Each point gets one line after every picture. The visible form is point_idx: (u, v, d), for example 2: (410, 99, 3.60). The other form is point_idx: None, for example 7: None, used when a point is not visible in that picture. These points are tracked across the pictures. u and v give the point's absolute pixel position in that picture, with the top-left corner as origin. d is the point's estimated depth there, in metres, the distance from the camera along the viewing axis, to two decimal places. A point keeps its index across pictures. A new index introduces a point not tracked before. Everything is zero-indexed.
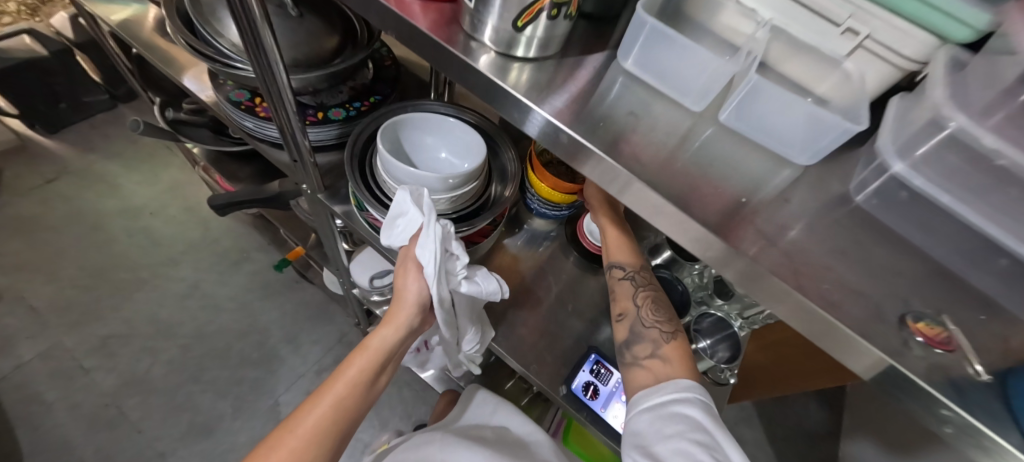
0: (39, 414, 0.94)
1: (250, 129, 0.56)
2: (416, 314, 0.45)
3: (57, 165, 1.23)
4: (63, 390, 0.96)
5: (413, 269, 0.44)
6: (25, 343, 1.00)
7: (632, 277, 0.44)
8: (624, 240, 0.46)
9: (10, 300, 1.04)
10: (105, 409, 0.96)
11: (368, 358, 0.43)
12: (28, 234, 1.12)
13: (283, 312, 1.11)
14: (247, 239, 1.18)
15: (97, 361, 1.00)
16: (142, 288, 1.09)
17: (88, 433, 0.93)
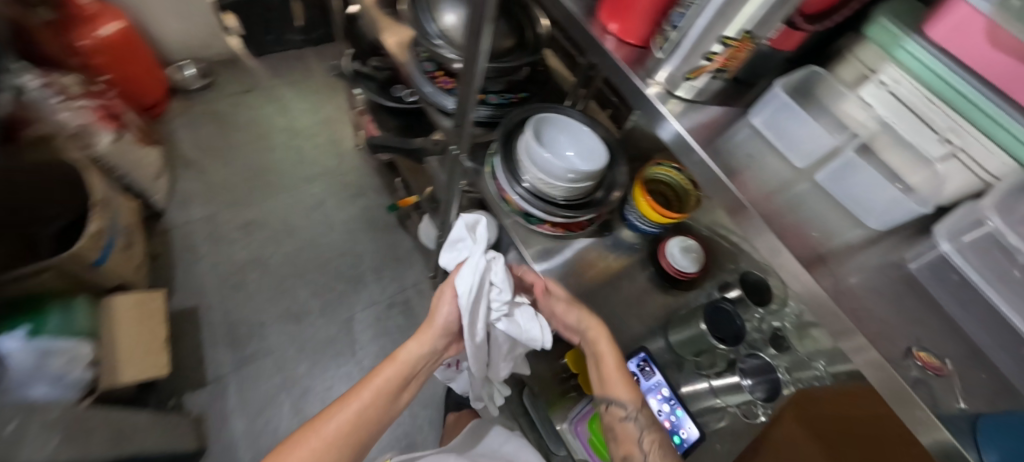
0: (191, 262, 1.21)
1: (427, 93, 0.71)
2: (442, 331, 0.65)
3: (251, 80, 1.53)
4: (211, 250, 1.23)
5: (450, 293, 0.61)
6: (197, 206, 1.28)
7: (634, 418, 0.53)
8: (629, 380, 0.54)
9: (195, 171, 1.32)
10: (233, 275, 1.21)
11: (395, 367, 0.63)
12: (219, 124, 1.42)
13: (378, 247, 1.31)
14: (369, 180, 1.40)
15: (238, 236, 1.26)
16: (283, 192, 1.34)
17: (218, 289, 1.18)
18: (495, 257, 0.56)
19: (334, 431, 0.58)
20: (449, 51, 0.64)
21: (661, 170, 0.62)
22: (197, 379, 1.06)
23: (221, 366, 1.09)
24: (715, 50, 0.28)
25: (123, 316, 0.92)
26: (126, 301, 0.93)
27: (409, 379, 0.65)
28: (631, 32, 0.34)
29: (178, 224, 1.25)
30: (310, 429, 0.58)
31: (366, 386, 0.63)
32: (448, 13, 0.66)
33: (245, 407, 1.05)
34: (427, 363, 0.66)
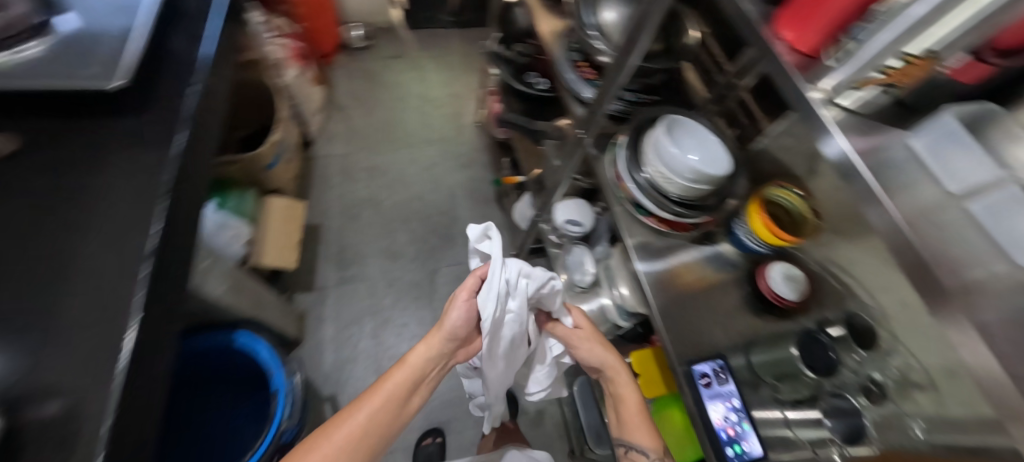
0: (324, 189, 1.34)
1: (568, 80, 0.79)
2: (449, 335, 0.66)
3: (400, 48, 1.62)
4: (341, 184, 1.36)
5: (464, 296, 0.65)
6: (338, 143, 1.41)
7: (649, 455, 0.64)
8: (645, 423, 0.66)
9: (343, 115, 1.46)
10: (350, 209, 1.32)
11: (404, 372, 0.66)
12: (372, 80, 1.54)
13: (473, 215, 1.37)
14: (480, 153, 1.46)
15: (363, 175, 1.38)
16: (411, 146, 1.45)
17: (339, 216, 1.31)
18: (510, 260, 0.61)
19: (345, 438, 0.61)
20: (601, 45, 0.70)
21: (782, 194, 0.62)
22: (308, 287, 1.21)
23: (328, 281, 1.22)
24: (891, 64, 0.31)
25: (275, 216, 1.09)
26: (278, 204, 1.09)
27: (419, 383, 0.67)
28: (804, 40, 0.36)
29: (320, 155, 1.39)
30: (323, 436, 0.61)
31: (373, 396, 0.64)
32: (606, 9, 0.73)
33: (337, 319, 1.18)
34: (436, 364, 0.68)
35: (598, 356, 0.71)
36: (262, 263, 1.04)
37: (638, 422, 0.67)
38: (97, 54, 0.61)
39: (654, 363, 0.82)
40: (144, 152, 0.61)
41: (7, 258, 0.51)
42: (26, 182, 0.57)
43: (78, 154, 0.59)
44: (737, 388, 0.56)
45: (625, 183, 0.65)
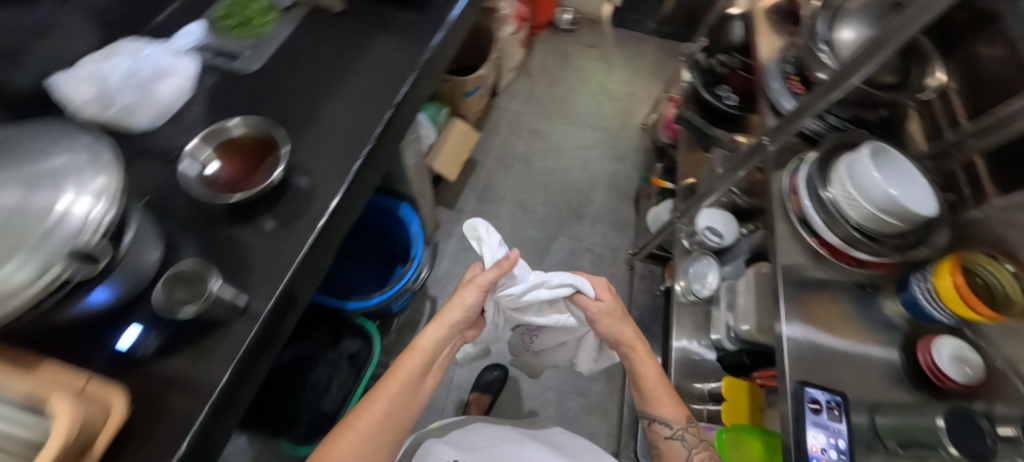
0: (491, 134, 1.43)
1: (772, 88, 0.81)
2: (461, 317, 0.66)
3: (599, 38, 1.69)
4: (507, 134, 1.43)
5: (475, 286, 0.65)
6: (517, 101, 1.49)
7: (678, 434, 0.64)
8: (672, 402, 0.67)
9: (530, 78, 1.54)
10: (504, 158, 1.39)
11: (416, 354, 0.63)
12: (565, 56, 1.61)
13: (606, 203, 1.38)
14: (635, 152, 1.47)
15: (527, 132, 1.44)
16: (578, 124, 1.49)
17: (494, 160, 1.38)
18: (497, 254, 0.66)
19: (367, 425, 0.57)
20: (827, 60, 0.70)
21: (985, 266, 0.55)
22: (448, 206, 1.30)
23: (468, 207, 1.31)
24: None
25: (455, 132, 1.13)
26: (460, 127, 1.14)
27: (431, 364, 0.65)
28: None
29: (498, 107, 1.47)
30: (343, 429, 0.57)
31: (389, 381, 0.61)
32: (846, 28, 0.71)
33: (462, 243, 1.26)
34: (445, 348, 0.67)
35: (614, 330, 0.70)
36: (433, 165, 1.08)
37: (661, 395, 0.67)
38: None
39: (746, 394, 0.78)
40: (411, 39, 0.79)
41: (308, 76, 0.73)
42: (322, 26, 0.79)
43: (368, 25, 0.79)
44: (848, 431, 0.52)
45: (803, 196, 0.66)
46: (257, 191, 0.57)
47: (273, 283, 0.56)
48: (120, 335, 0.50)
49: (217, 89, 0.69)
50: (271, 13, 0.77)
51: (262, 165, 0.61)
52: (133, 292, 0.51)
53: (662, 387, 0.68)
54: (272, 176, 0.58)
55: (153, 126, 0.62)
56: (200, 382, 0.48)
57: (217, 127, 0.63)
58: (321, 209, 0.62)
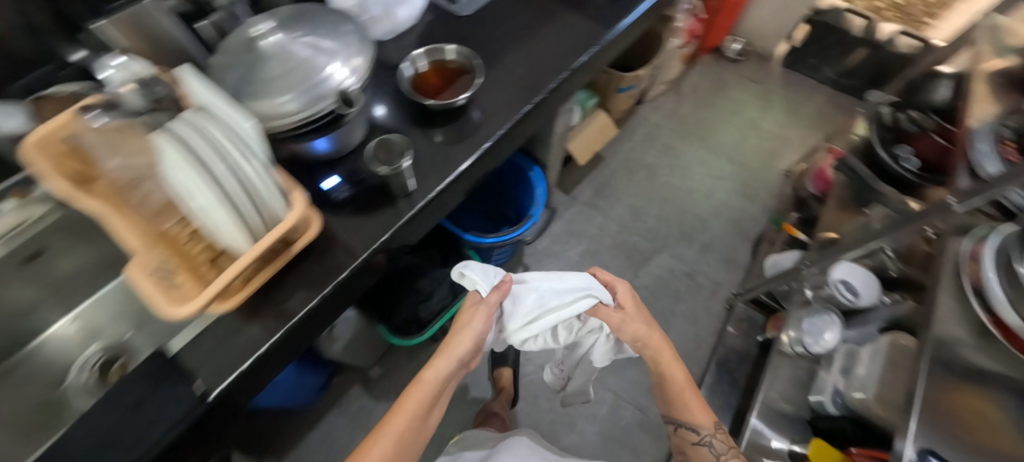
0: (624, 138, 1.46)
1: (977, 150, 0.71)
2: (468, 351, 0.65)
3: (764, 76, 1.61)
4: (639, 142, 1.45)
5: (482, 313, 0.66)
6: (659, 114, 1.50)
7: (705, 439, 0.68)
8: (700, 408, 0.70)
9: (679, 96, 1.54)
10: (628, 163, 1.41)
11: (423, 389, 0.62)
12: (721, 85, 1.58)
13: (721, 238, 1.31)
14: (769, 198, 1.37)
15: (659, 145, 1.45)
16: (714, 152, 1.44)
17: (619, 162, 1.41)
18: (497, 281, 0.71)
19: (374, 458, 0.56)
20: None
21: None
22: (564, 191, 1.36)
23: (581, 196, 1.35)
24: None
25: (596, 123, 1.18)
26: (601, 119, 1.19)
27: (438, 394, 0.64)
28: None
29: (639, 115, 1.50)
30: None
31: (395, 418, 0.59)
32: None
33: (566, 227, 1.30)
34: (451, 380, 0.66)
35: (641, 335, 0.70)
36: (568, 145, 1.14)
37: (689, 400, 0.70)
38: None
39: None
40: (597, 22, 0.86)
41: (502, 29, 0.83)
42: None
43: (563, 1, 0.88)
44: None
45: (986, 267, 0.58)
46: (444, 104, 0.69)
47: (430, 187, 0.66)
48: (323, 178, 0.65)
49: (431, 25, 0.81)
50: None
51: (446, 93, 0.71)
52: (339, 153, 0.65)
53: (688, 394, 0.70)
54: (456, 100, 0.69)
55: (382, 38, 0.78)
56: (358, 243, 0.61)
57: (436, 46, 0.69)
58: (484, 138, 0.71)
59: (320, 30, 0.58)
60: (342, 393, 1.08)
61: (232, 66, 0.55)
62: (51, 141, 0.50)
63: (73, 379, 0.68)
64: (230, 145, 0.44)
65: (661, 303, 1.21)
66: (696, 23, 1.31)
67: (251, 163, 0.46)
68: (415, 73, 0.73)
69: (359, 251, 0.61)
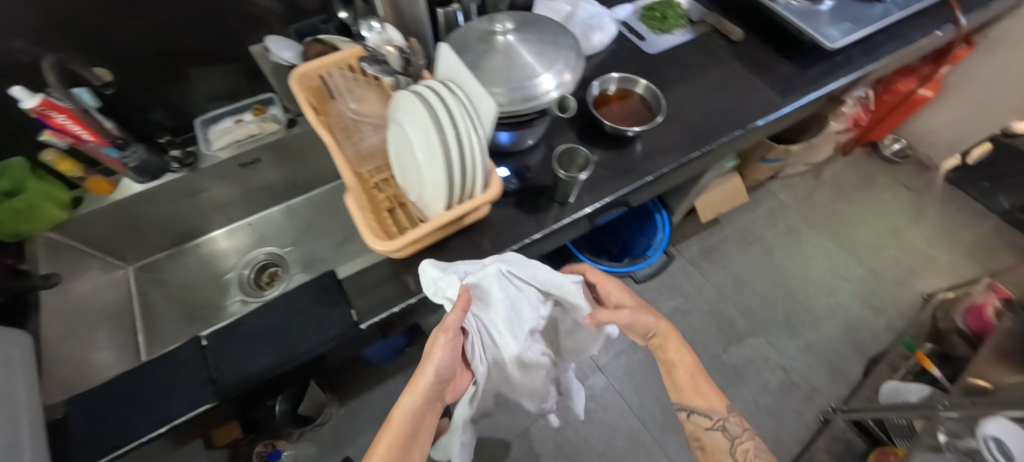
0: (746, 207, 1.40)
1: None
2: (436, 377, 0.45)
3: (919, 187, 1.47)
4: (760, 216, 1.39)
5: (447, 334, 0.44)
6: (789, 194, 1.43)
7: (720, 428, 0.55)
8: (707, 388, 0.57)
9: (814, 182, 1.46)
10: (744, 234, 1.36)
11: (393, 431, 0.43)
12: (865, 183, 1.47)
13: (831, 341, 1.20)
14: (897, 317, 1.23)
15: (781, 225, 1.38)
16: (842, 250, 1.34)
17: (734, 230, 1.36)
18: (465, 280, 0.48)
19: None
20: None
21: None
22: (670, 241, 1.34)
23: (687, 252, 1.32)
24: None
25: (731, 185, 1.15)
26: (736, 183, 1.15)
27: (417, 430, 0.46)
28: None
29: (767, 188, 1.44)
30: None
31: None
32: None
33: (664, 276, 1.28)
34: (427, 416, 0.47)
35: (646, 327, 0.56)
36: (696, 200, 1.12)
37: (699, 383, 0.57)
38: (828, 23, 0.83)
39: None
40: (781, 88, 0.85)
41: (682, 75, 0.85)
42: (709, 43, 0.90)
43: (750, 62, 0.87)
44: None
45: None
46: (617, 130, 0.70)
47: (586, 203, 0.68)
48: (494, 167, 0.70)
49: (618, 55, 0.85)
50: (685, 18, 0.91)
51: (620, 122, 0.73)
52: (514, 147, 0.70)
53: (701, 378, 0.57)
54: (627, 130, 0.70)
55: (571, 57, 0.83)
56: (512, 235, 0.64)
57: (630, 77, 0.72)
58: (647, 172, 0.72)
59: (547, 37, 0.61)
60: (412, 362, 1.13)
61: (464, 52, 0.61)
62: (312, 76, 0.63)
63: (234, 272, 0.80)
64: (464, 115, 0.49)
65: (746, 388, 1.13)
66: (863, 113, 1.24)
67: (474, 138, 0.49)
68: (600, 93, 0.78)
69: (501, 247, 0.64)
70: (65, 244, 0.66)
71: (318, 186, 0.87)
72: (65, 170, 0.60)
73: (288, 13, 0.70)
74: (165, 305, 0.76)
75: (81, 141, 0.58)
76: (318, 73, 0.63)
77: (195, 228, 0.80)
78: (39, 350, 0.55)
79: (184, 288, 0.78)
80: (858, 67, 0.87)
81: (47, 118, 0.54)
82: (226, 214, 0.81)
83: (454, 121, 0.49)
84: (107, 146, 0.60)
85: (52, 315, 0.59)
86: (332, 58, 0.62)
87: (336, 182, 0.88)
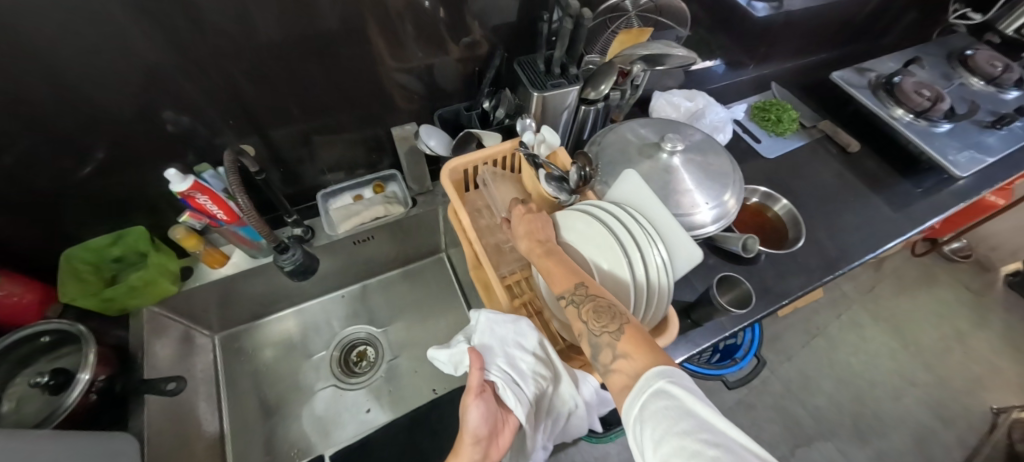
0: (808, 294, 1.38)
1: None
2: (471, 436, 0.40)
3: (980, 289, 1.45)
4: (824, 305, 1.36)
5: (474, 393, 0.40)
6: (851, 285, 1.41)
7: (568, 297, 0.41)
8: (563, 265, 0.44)
9: (875, 275, 1.44)
10: (807, 324, 1.32)
11: None
12: (925, 280, 1.45)
13: (901, 453, 1.14)
14: (968, 431, 1.18)
15: (846, 318, 1.34)
16: (907, 351, 1.30)
17: (797, 318, 1.33)
18: (467, 346, 0.47)
19: None
20: None
21: None
22: None
23: None
24: None
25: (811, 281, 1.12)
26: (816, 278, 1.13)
27: None
28: None
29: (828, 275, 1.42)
30: None
31: None
32: None
33: None
34: None
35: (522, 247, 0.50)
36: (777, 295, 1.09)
37: (557, 268, 0.44)
38: (952, 148, 0.81)
39: None
40: (901, 206, 0.82)
41: (798, 183, 0.83)
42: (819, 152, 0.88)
43: (864, 176, 0.86)
44: None
45: None
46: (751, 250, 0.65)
47: (726, 328, 0.61)
48: None
49: None
50: (796, 121, 0.90)
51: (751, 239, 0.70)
52: None
53: (562, 260, 0.45)
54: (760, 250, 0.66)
55: None
56: None
57: (772, 196, 0.77)
58: (785, 295, 0.66)
59: (708, 156, 0.60)
60: None
61: (620, 166, 0.58)
62: (459, 169, 0.60)
63: (325, 351, 0.76)
64: (650, 241, 0.46)
65: None
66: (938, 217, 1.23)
67: (663, 268, 0.46)
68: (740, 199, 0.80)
69: None
70: (163, 316, 0.61)
71: (414, 260, 0.84)
72: (189, 246, 0.57)
73: (422, 92, 0.67)
74: (250, 383, 0.71)
75: (216, 221, 0.56)
76: (465, 166, 0.61)
77: (286, 295, 0.75)
78: (144, 454, 0.49)
79: (269, 365, 0.73)
80: (975, 191, 0.84)
81: (191, 199, 0.50)
82: (320, 283, 0.76)
83: (642, 249, 0.46)
84: (241, 225, 0.57)
85: (156, 407, 0.53)
86: (482, 154, 0.60)
87: (433, 257, 0.85)
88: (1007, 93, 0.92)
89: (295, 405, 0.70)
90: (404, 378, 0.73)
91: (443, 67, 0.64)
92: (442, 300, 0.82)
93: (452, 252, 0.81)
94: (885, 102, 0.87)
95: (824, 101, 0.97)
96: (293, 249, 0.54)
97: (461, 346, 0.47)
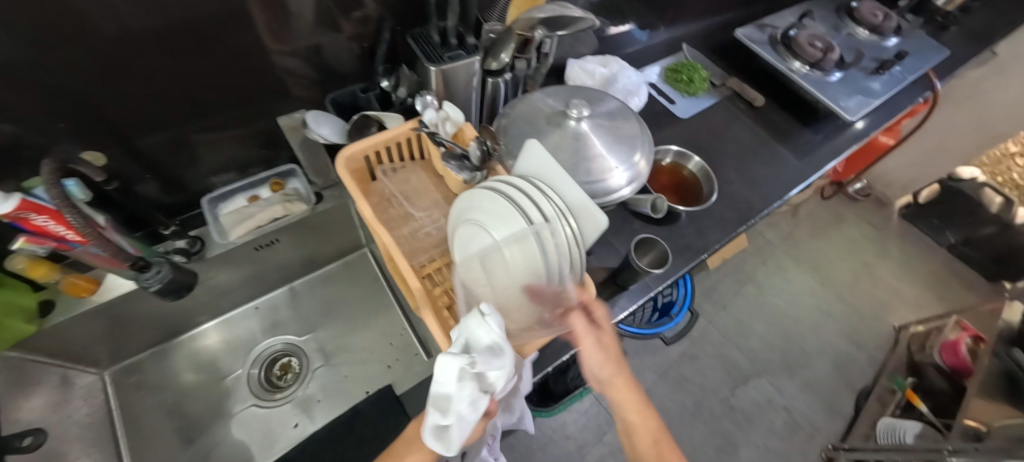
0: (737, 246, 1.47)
1: None
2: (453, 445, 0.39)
3: (881, 221, 1.61)
4: (751, 254, 1.46)
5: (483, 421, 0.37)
6: (774, 233, 1.52)
7: None
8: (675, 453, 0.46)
9: (794, 220, 1.56)
10: (738, 274, 1.41)
11: None
12: (835, 219, 1.60)
13: (824, 378, 1.27)
14: (878, 350, 1.34)
15: (771, 264, 1.45)
16: (824, 287, 1.43)
17: (729, 270, 1.41)
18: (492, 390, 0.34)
19: None
20: None
21: None
22: None
23: None
24: None
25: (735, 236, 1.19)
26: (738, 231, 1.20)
27: None
28: None
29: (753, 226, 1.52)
30: None
31: None
32: None
33: None
34: None
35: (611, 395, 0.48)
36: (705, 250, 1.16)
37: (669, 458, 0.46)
38: (842, 95, 0.86)
39: None
40: (803, 154, 0.87)
41: (712, 142, 0.86)
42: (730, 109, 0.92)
43: (771, 129, 0.90)
44: None
45: None
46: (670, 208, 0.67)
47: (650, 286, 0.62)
48: None
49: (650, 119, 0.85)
50: (707, 81, 0.93)
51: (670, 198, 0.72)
52: None
53: (666, 441, 0.46)
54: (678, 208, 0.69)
55: None
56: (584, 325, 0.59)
57: (684, 154, 0.78)
58: (703, 249, 0.69)
59: (618, 120, 0.59)
60: None
61: (528, 136, 0.56)
62: (358, 156, 0.55)
63: (242, 370, 0.69)
64: (560, 214, 0.42)
65: (756, 433, 1.17)
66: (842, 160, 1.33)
67: (574, 241, 0.42)
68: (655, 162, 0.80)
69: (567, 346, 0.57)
70: (30, 361, 0.52)
71: (336, 259, 0.79)
72: (37, 275, 0.50)
73: (311, 75, 0.60)
74: (158, 419, 0.63)
75: (66, 243, 0.48)
76: (366, 152, 0.56)
77: (191, 315, 0.68)
78: None
79: (179, 395, 0.66)
80: (863, 134, 0.91)
81: (23, 221, 0.42)
82: (229, 297, 0.69)
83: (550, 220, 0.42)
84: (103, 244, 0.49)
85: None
86: (381, 137, 0.55)
87: (357, 253, 0.80)
88: (887, 40, 1.00)
89: (215, 432, 0.64)
90: (336, 385, 0.69)
91: (331, 47, 0.58)
92: (371, 297, 0.78)
93: (375, 246, 0.76)
94: (783, 56, 0.91)
95: (731, 59, 1.01)
96: (156, 266, 0.51)
97: (482, 393, 0.33)
